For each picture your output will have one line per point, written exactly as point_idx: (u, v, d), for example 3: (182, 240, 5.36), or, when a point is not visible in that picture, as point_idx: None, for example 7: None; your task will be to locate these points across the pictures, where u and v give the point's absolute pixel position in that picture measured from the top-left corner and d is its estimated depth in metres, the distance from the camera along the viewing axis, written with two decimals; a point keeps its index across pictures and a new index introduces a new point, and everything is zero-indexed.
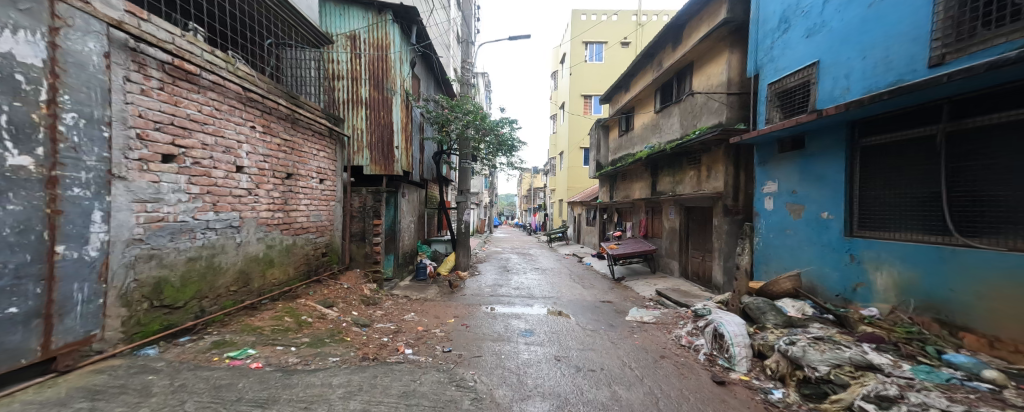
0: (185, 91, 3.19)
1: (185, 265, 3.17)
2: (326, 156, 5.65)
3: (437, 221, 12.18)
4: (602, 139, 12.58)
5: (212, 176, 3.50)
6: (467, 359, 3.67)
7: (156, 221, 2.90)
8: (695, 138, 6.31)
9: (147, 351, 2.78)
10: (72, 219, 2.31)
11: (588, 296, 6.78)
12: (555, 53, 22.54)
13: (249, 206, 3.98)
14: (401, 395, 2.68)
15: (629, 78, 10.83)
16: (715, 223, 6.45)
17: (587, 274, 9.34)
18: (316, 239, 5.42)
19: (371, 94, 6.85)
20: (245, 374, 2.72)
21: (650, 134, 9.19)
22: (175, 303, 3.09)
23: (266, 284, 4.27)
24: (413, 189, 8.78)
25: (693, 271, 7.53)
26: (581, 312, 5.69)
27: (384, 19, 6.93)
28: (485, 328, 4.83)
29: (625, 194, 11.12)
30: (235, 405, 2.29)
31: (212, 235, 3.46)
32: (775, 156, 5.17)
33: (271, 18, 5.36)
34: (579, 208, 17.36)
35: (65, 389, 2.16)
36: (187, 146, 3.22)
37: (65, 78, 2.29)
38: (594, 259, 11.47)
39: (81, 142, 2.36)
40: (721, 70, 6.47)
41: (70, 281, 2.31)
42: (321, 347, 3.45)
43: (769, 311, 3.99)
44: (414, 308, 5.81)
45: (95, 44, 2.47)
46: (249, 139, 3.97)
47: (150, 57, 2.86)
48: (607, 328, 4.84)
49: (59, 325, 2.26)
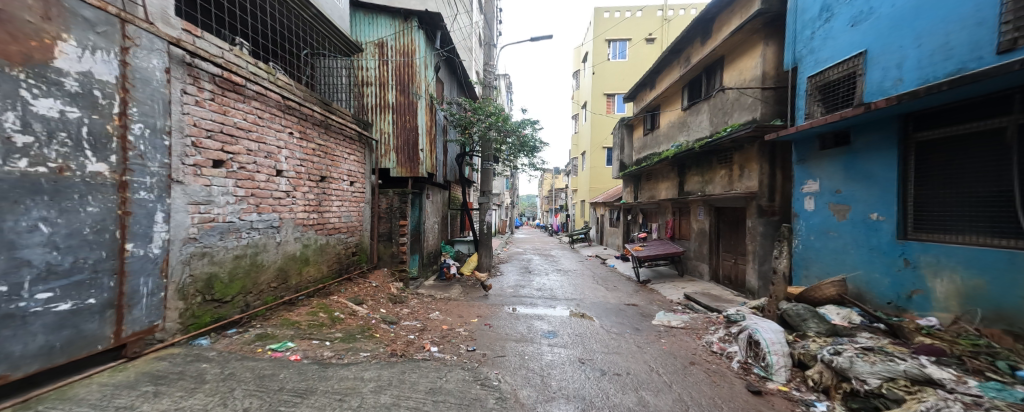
0: (232, 101, 3.44)
1: (232, 261, 3.42)
2: (356, 160, 5.90)
3: (460, 222, 12.36)
4: (626, 139, 12.30)
5: (256, 179, 3.75)
6: (491, 359, 3.73)
7: (207, 222, 3.15)
8: (726, 135, 6.05)
9: (200, 341, 3.03)
10: (138, 219, 2.56)
11: (613, 299, 6.67)
12: (577, 52, 22.29)
13: (288, 208, 4.23)
14: (428, 391, 2.77)
15: (654, 75, 10.55)
16: (748, 224, 6.16)
17: (611, 277, 9.17)
18: (347, 239, 5.67)
19: (397, 98, 7.09)
20: (286, 365, 2.91)
21: (677, 132, 8.89)
22: (224, 298, 3.34)
23: (302, 281, 4.52)
24: (436, 190, 9.01)
25: (725, 274, 7.22)
26: (605, 315, 5.61)
27: (410, 26, 7.15)
28: (507, 329, 4.87)
29: (650, 194, 10.83)
30: (277, 395, 2.45)
31: (255, 235, 3.71)
32: (817, 153, 4.86)
33: (307, 30, 5.69)
34: (602, 209, 17.10)
35: (133, 373, 2.41)
36: (234, 151, 3.46)
37: (134, 92, 2.54)
38: (619, 261, 11.25)
39: (146, 150, 2.62)
40: (755, 63, 6.17)
41: (138, 276, 2.56)
42: (353, 343, 3.62)
43: (811, 318, 3.75)
44: (438, 307, 5.94)
45: (158, 61, 2.72)
46: (287, 144, 4.22)
47: (202, 70, 3.12)
48: (632, 332, 4.75)
49: (128, 315, 2.51)
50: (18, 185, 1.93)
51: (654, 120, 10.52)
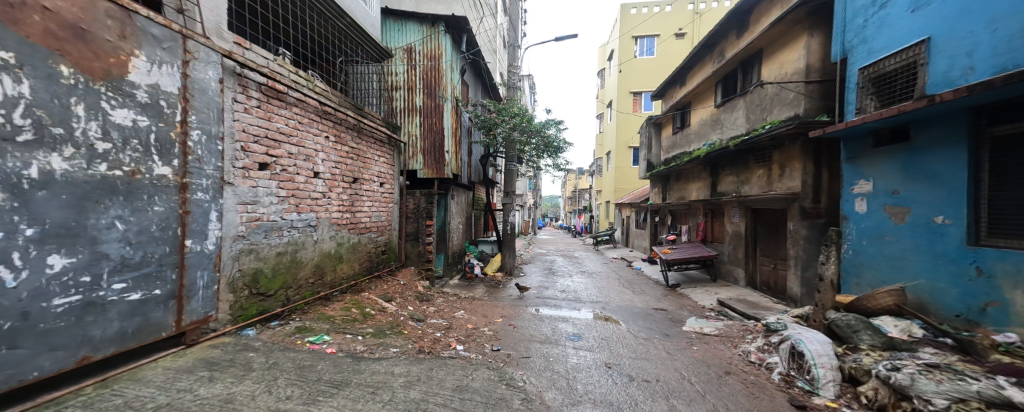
0: (276, 108, 3.67)
1: (275, 258, 3.64)
2: (386, 161, 6.10)
3: (483, 223, 12.48)
4: (654, 138, 11.91)
5: (296, 181, 3.97)
6: (516, 359, 3.74)
7: (254, 220, 3.37)
8: (765, 133, 5.71)
9: (247, 332, 3.25)
10: (196, 217, 2.79)
11: (641, 303, 6.49)
12: (602, 50, 21.88)
13: (324, 208, 4.45)
14: (455, 389, 2.82)
15: (684, 72, 10.16)
16: (790, 227, 5.80)
17: (638, 280, 8.92)
18: (377, 239, 5.87)
19: (424, 102, 7.27)
20: (323, 357, 3.06)
21: (709, 130, 8.52)
22: (268, 291, 3.57)
23: (337, 277, 4.74)
24: (461, 191, 9.15)
25: (763, 280, 6.83)
26: (632, 319, 5.47)
27: (437, 31, 7.33)
28: (531, 330, 4.87)
29: (679, 195, 10.44)
30: (316, 385, 2.59)
31: (295, 233, 3.94)
32: (870, 151, 4.49)
33: (342, 38, 5.88)
34: (628, 210, 16.68)
35: (191, 358, 2.62)
36: (277, 155, 3.69)
37: (192, 101, 2.77)
38: (645, 264, 10.93)
39: (203, 155, 2.85)
40: (797, 56, 5.79)
41: (195, 269, 2.79)
42: (383, 338, 3.76)
43: (864, 329, 3.48)
44: (463, 306, 6.04)
45: (213, 72, 2.96)
46: (324, 148, 4.44)
47: (251, 80, 3.35)
48: (662, 338, 4.60)
49: (187, 305, 2.74)
50: (99, 187, 2.16)
51: (684, 118, 10.14)
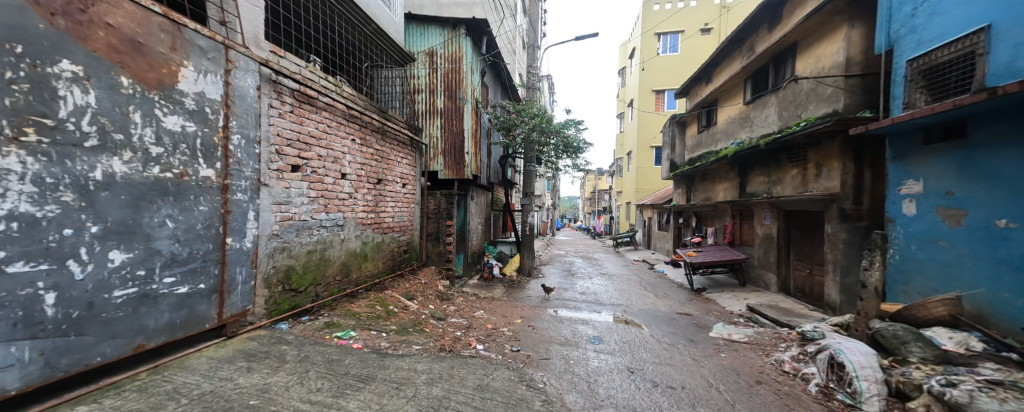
0: (308, 112, 3.84)
1: (306, 255, 3.80)
2: (408, 163, 6.26)
3: (502, 224, 12.55)
4: (677, 137, 11.56)
5: (325, 182, 4.13)
6: (536, 360, 3.74)
7: (287, 220, 3.53)
8: (800, 130, 5.42)
9: (281, 325, 3.41)
10: (236, 216, 2.96)
11: (665, 307, 6.32)
12: (623, 48, 21.48)
13: (350, 208, 4.61)
14: (476, 388, 2.85)
15: (711, 69, 9.81)
16: (829, 230, 5.48)
17: (661, 283, 8.69)
18: (400, 238, 6.02)
19: (445, 104, 7.40)
20: (350, 352, 3.17)
21: (738, 128, 8.18)
22: (299, 288, 3.73)
23: (362, 275, 4.90)
24: (481, 192, 9.24)
25: (798, 286, 6.48)
26: (655, 323, 5.33)
27: (458, 34, 7.43)
28: (551, 331, 4.85)
29: (705, 196, 10.08)
30: (344, 379, 2.69)
31: (324, 232, 4.10)
32: (919, 149, 4.18)
33: (367, 43, 6.12)
34: (650, 211, 16.29)
35: (232, 349, 2.79)
36: (308, 157, 3.86)
37: (234, 108, 2.95)
38: (669, 267, 10.64)
39: (242, 157, 3.01)
40: (836, 49, 5.46)
41: (235, 265, 2.96)
42: (406, 335, 3.85)
43: (913, 341, 3.24)
44: (482, 306, 6.09)
45: (252, 80, 3.14)
46: (350, 150, 4.60)
47: (285, 86, 3.52)
48: (687, 343, 4.46)
49: (228, 299, 2.92)
50: (152, 188, 2.33)
51: (710, 117, 9.79)
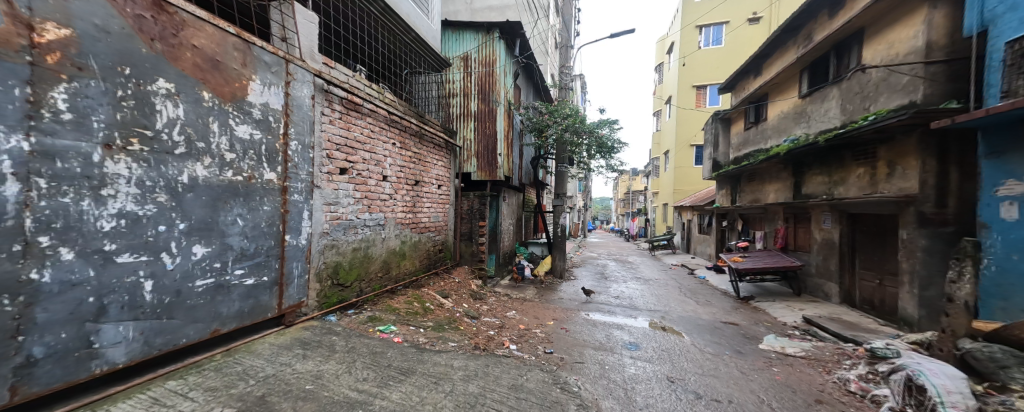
0: (354, 119, 4.09)
1: (351, 252, 4.05)
2: (443, 165, 6.46)
3: (533, 225, 12.55)
4: (721, 134, 10.93)
5: (368, 183, 4.37)
6: (569, 364, 3.72)
7: (336, 219, 3.78)
8: (868, 125, 4.93)
9: (330, 317, 3.65)
10: (293, 216, 3.22)
11: (707, 315, 6.00)
12: (661, 43, 20.66)
13: (390, 208, 4.84)
14: (511, 387, 2.90)
15: (759, 61, 9.18)
16: (904, 236, 4.92)
17: (703, 289, 8.25)
18: (435, 238, 6.23)
19: (479, 107, 7.56)
20: (392, 345, 3.35)
21: (792, 124, 7.58)
22: (345, 283, 3.97)
23: (401, 273, 5.12)
24: (513, 193, 9.31)
25: (866, 297, 5.87)
26: (697, 332, 5.09)
27: (492, 38, 7.57)
28: (584, 335, 4.78)
29: (753, 197, 9.43)
30: (387, 370, 2.84)
31: (367, 231, 4.34)
32: (1021, 144, 3.66)
33: (407, 52, 6.41)
34: (689, 213, 15.52)
35: (290, 337, 3.05)
36: (354, 161, 4.10)
37: (292, 116, 3.22)
38: (710, 273, 10.08)
39: (298, 162, 3.28)
40: (913, 33, 4.90)
41: (292, 261, 3.23)
42: (442, 332, 3.99)
43: (1015, 366, 2.83)
44: (515, 306, 6.15)
45: (307, 90, 3.41)
46: (391, 153, 4.84)
47: (334, 95, 3.78)
48: (733, 355, 4.21)
49: (286, 290, 3.18)
50: (227, 190, 2.62)
51: (759, 112, 9.16)
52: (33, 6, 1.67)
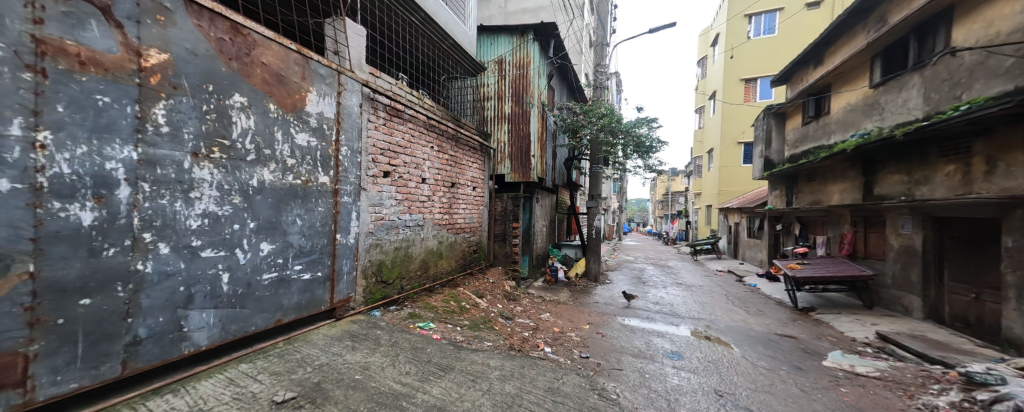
0: (396, 124, 4.30)
1: (392, 251, 4.25)
2: (478, 167, 6.59)
3: (566, 226, 12.43)
4: (774, 130, 10.18)
5: (409, 185, 4.57)
6: (607, 369, 3.66)
7: (380, 220, 3.99)
8: (958, 115, 4.36)
9: (375, 312, 3.85)
10: (344, 217, 3.45)
11: (759, 326, 5.61)
12: (705, 36, 19.63)
13: (429, 209, 5.02)
14: (547, 390, 2.91)
15: (820, 49, 8.45)
16: (1010, 244, 4.31)
17: (753, 297, 7.72)
18: (470, 238, 6.36)
19: (513, 109, 7.64)
20: (431, 342, 3.48)
21: (862, 117, 6.91)
22: (388, 280, 4.18)
23: (438, 272, 5.30)
24: (546, 194, 9.29)
25: (957, 313, 5.20)
26: (747, 343, 4.78)
27: (526, 40, 7.62)
28: (622, 341, 4.66)
29: (813, 199, 8.66)
30: (427, 366, 2.96)
31: (407, 231, 4.53)
32: None
33: (444, 58, 6.64)
34: (736, 215, 14.56)
35: (341, 329, 3.27)
36: (395, 164, 4.30)
37: (343, 124, 3.46)
38: (762, 281, 9.37)
39: (347, 166, 3.51)
40: (1020, 8, 4.28)
41: (342, 258, 3.46)
42: (478, 331, 4.09)
43: None
44: (549, 309, 6.14)
45: (356, 99, 3.64)
46: (430, 157, 5.03)
47: (379, 102, 4.00)
48: (792, 371, 3.90)
49: (337, 285, 3.41)
50: (289, 193, 2.86)
51: (820, 105, 8.43)
52: (141, 35, 1.96)
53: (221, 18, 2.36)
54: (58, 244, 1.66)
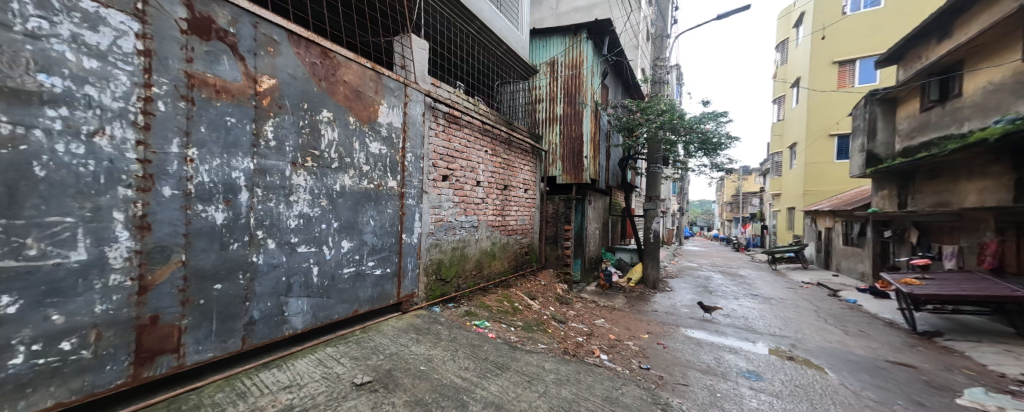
0: (453, 130, 4.53)
1: (450, 251, 4.48)
2: (530, 169, 6.67)
3: (621, 229, 11.98)
4: (881, 119, 8.82)
5: (465, 188, 4.78)
6: (670, 384, 3.49)
7: (439, 221, 4.24)
8: None
9: (434, 308, 4.08)
10: (408, 217, 3.73)
11: (863, 350, 4.88)
12: (786, 17, 17.65)
13: (483, 211, 5.21)
14: (605, 399, 2.86)
15: (945, 20, 7.12)
16: None
17: (847, 315, 6.75)
18: (522, 240, 6.45)
19: (564, 110, 7.59)
20: (487, 340, 3.61)
21: (1011, 99, 5.69)
22: (446, 278, 4.40)
23: (491, 272, 5.45)
24: (598, 196, 9.08)
25: None
26: (846, 369, 4.19)
27: (580, 39, 7.53)
28: (687, 355, 4.39)
29: (941, 200, 7.33)
30: (485, 363, 3.08)
31: (463, 232, 4.74)
32: None
33: (499, 64, 6.85)
34: (828, 220, 12.77)
35: (406, 322, 3.53)
36: (453, 168, 4.53)
37: (409, 132, 3.75)
38: (864, 297, 8.10)
39: (411, 171, 3.78)
40: None
41: (407, 256, 3.73)
42: (532, 333, 4.14)
43: None
44: (604, 315, 5.98)
45: (419, 108, 3.92)
46: (484, 160, 5.21)
47: (439, 110, 4.25)
48: (910, 407, 3.34)
49: (403, 281, 3.68)
50: (364, 197, 3.17)
51: (948, 86, 7.11)
52: (257, 65, 2.34)
53: (314, 45, 2.71)
54: (201, 239, 2.06)
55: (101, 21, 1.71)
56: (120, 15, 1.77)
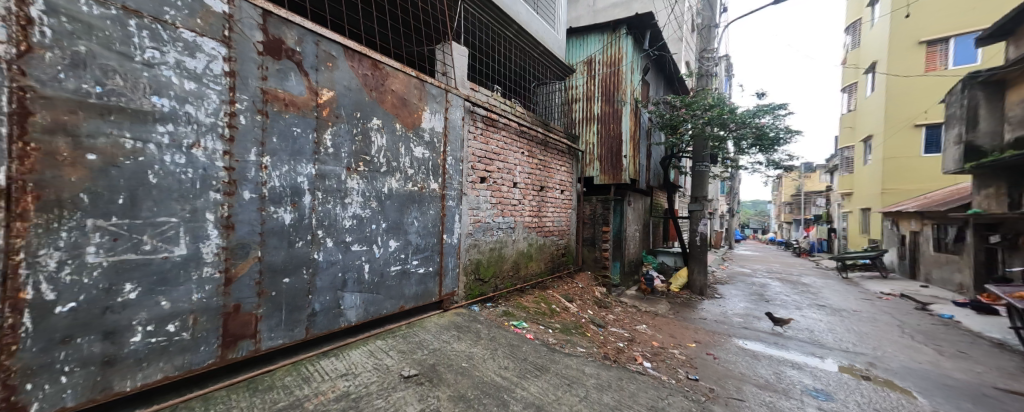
0: (491, 133, 4.63)
1: (488, 251, 4.57)
2: (566, 170, 6.62)
3: (663, 232, 11.50)
4: (984, 105, 7.70)
5: (502, 190, 4.87)
6: (721, 397, 3.32)
7: (477, 222, 4.35)
8: None
9: (473, 307, 4.19)
10: (449, 218, 3.87)
11: (962, 374, 4.27)
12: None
13: (520, 212, 5.26)
14: (649, 407, 2.78)
15: None
16: None
17: (937, 333, 5.95)
18: (559, 241, 6.41)
19: (603, 109, 7.45)
20: (526, 341, 3.64)
21: None
22: (484, 278, 4.50)
23: (528, 273, 5.49)
24: (638, 197, 8.81)
25: None
26: (938, 395, 3.71)
27: (619, 36, 7.34)
28: (741, 367, 4.14)
29: None
30: (525, 363, 3.12)
31: (501, 233, 4.82)
32: None
33: (535, 65, 6.87)
34: (914, 223, 11.30)
35: (446, 319, 3.66)
36: (490, 170, 4.62)
37: (449, 136, 3.89)
38: (960, 312, 7.08)
39: (451, 173, 3.91)
40: None
41: (448, 255, 3.87)
42: (570, 336, 4.13)
43: None
44: (647, 321, 5.78)
45: (459, 112, 4.05)
46: (521, 162, 5.27)
47: (477, 113, 4.37)
48: None
49: (444, 280, 3.82)
50: (409, 199, 3.34)
51: None
52: (319, 79, 2.56)
53: (366, 57, 2.92)
54: (273, 237, 2.29)
55: (198, 48, 1.98)
56: (212, 42, 2.04)
